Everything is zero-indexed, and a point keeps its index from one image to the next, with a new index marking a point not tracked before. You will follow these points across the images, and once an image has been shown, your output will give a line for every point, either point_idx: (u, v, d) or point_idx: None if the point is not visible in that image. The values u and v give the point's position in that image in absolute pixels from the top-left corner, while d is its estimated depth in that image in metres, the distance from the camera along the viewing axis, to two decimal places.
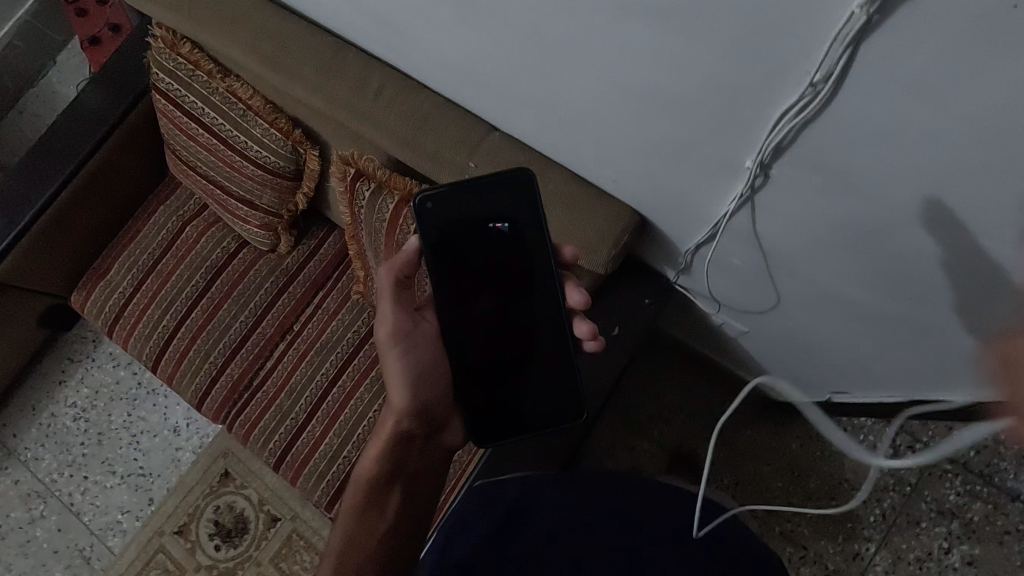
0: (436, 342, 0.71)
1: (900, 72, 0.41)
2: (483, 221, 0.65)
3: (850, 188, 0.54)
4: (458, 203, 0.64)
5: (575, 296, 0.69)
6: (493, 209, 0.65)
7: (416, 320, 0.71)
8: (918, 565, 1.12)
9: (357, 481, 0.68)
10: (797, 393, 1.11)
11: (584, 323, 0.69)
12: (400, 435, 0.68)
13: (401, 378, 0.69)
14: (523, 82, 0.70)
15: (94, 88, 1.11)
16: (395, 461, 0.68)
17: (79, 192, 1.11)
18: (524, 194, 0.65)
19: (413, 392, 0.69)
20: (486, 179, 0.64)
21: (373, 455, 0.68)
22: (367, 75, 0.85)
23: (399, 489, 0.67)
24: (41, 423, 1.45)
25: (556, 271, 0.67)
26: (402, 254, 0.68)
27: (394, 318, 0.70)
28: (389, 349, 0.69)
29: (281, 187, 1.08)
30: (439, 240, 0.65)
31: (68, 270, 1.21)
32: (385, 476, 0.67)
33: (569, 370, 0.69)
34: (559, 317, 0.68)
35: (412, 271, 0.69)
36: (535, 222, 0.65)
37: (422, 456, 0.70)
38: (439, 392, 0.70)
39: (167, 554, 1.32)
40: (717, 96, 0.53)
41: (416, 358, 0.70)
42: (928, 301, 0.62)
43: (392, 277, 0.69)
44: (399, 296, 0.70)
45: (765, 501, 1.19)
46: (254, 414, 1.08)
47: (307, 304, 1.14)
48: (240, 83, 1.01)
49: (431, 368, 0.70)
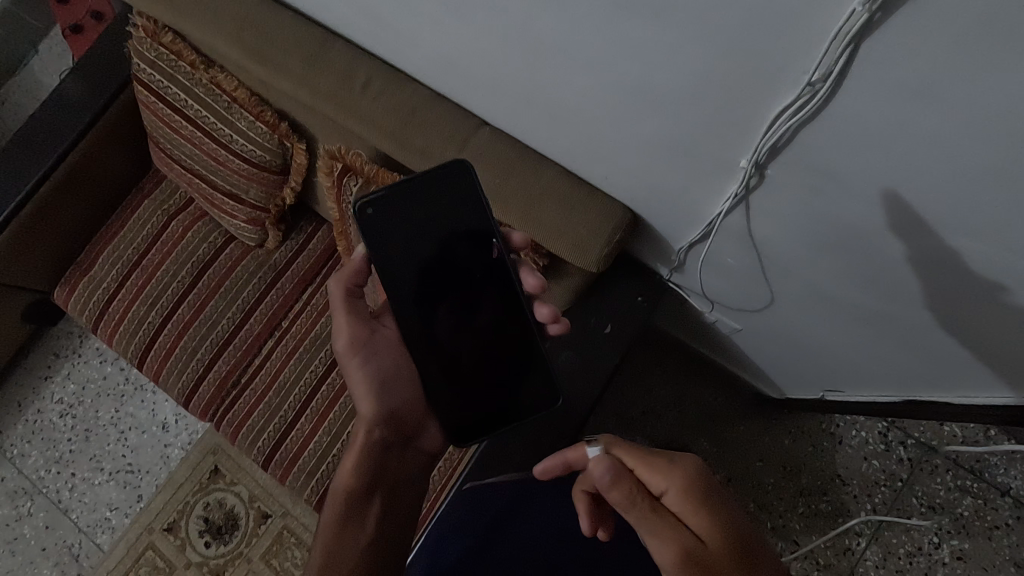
0: (398, 348, 0.70)
1: (903, 73, 0.40)
2: (429, 221, 0.65)
3: (847, 188, 0.53)
4: (400, 207, 0.65)
5: (530, 278, 0.70)
6: (443, 207, 0.65)
7: (374, 328, 0.70)
8: (908, 559, 1.11)
9: (334, 498, 0.66)
10: (789, 389, 1.10)
11: (545, 307, 0.69)
12: (374, 444, 0.67)
13: (367, 386, 0.67)
14: (513, 76, 0.68)
15: (75, 79, 1.08)
16: (370, 472, 0.66)
17: (60, 186, 1.09)
18: (467, 187, 0.65)
19: (380, 399, 0.67)
20: (428, 177, 0.64)
21: (348, 470, 0.66)
22: (352, 67, 0.82)
23: (379, 499, 0.66)
24: (27, 419, 1.43)
25: (507, 260, 0.66)
26: (351, 263, 0.68)
27: (351, 328, 0.68)
28: (350, 360, 0.68)
29: (267, 182, 1.05)
30: (391, 243, 0.65)
31: (52, 265, 1.18)
32: (363, 487, 0.65)
33: (540, 357, 0.68)
34: (524, 309, 0.67)
35: (362, 279, 0.69)
36: (480, 215, 0.65)
37: (399, 463, 0.69)
38: (407, 397, 0.69)
39: (156, 552, 1.30)
40: (713, 94, 0.52)
41: (380, 364, 0.69)
42: (923, 301, 0.61)
43: (343, 287, 0.69)
44: (351, 306, 0.69)
45: (757, 496, 1.19)
46: (242, 412, 1.07)
47: (294, 301, 1.12)
48: (223, 74, 0.99)
49: (396, 374, 0.69)
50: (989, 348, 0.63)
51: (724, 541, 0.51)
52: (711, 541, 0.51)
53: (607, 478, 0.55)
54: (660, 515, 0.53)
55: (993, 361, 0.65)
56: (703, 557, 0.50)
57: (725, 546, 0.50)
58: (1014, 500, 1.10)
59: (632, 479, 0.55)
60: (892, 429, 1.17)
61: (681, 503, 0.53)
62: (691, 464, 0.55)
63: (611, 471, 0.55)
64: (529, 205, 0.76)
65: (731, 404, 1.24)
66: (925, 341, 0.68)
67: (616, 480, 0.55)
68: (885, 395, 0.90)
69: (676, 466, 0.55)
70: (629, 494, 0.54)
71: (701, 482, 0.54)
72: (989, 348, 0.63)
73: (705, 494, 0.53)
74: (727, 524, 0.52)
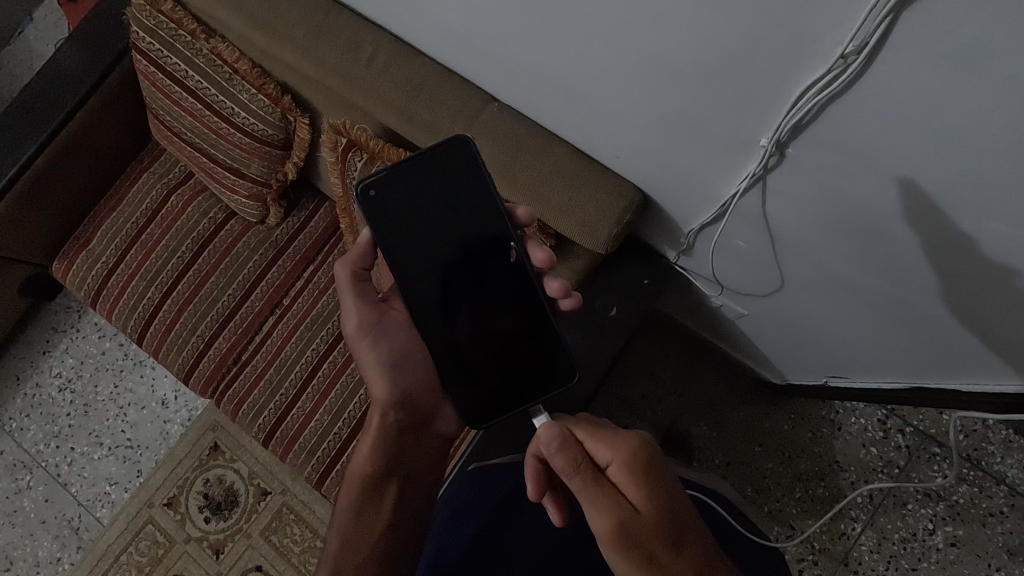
0: (409, 330, 0.70)
1: (942, 45, 0.38)
2: (435, 199, 0.64)
3: (871, 168, 0.51)
4: (404, 187, 0.64)
5: (538, 253, 0.68)
6: (445, 185, 0.64)
7: (383, 310, 0.70)
8: (902, 545, 1.12)
9: (351, 482, 0.66)
10: (791, 375, 1.10)
11: (555, 282, 0.68)
12: (388, 428, 0.66)
13: (380, 368, 0.67)
14: (526, 49, 0.66)
15: (72, 46, 1.06)
16: (386, 455, 0.66)
17: (57, 156, 1.07)
18: (468, 162, 0.64)
19: (394, 381, 0.67)
20: (428, 155, 0.63)
21: (364, 455, 0.65)
22: (359, 38, 0.80)
23: (395, 484, 0.65)
24: (26, 393, 1.42)
25: (515, 235, 0.64)
26: (357, 247, 0.68)
27: (360, 311, 0.68)
28: (361, 343, 0.67)
29: (269, 157, 1.04)
30: (396, 222, 0.64)
31: (49, 237, 1.16)
32: (380, 472, 0.65)
33: (553, 334, 0.65)
34: (534, 285, 0.65)
35: (368, 263, 0.69)
36: (487, 193, 0.64)
37: (415, 446, 0.68)
38: (420, 379, 0.69)
39: (156, 526, 1.30)
40: (738, 67, 0.50)
41: (391, 346, 0.68)
42: (935, 287, 0.60)
43: (350, 271, 0.68)
44: (359, 289, 0.69)
45: (755, 481, 1.19)
46: (243, 388, 1.06)
47: (295, 279, 1.11)
48: (225, 44, 0.96)
49: (408, 357, 0.69)
50: (998, 336, 0.62)
51: (658, 516, 0.51)
52: (646, 513, 0.51)
53: (553, 444, 0.55)
54: (600, 484, 0.52)
55: (1002, 350, 0.65)
56: (636, 529, 0.50)
57: (658, 521, 0.51)
58: (1010, 488, 1.11)
59: (579, 449, 0.55)
60: (891, 416, 1.18)
61: (622, 476, 0.53)
62: (636, 437, 0.55)
63: (559, 438, 0.55)
64: (538, 183, 0.75)
65: (733, 390, 1.24)
66: (932, 328, 0.68)
67: (563, 447, 0.54)
68: (890, 382, 0.89)
69: (622, 438, 0.55)
70: (574, 461, 0.54)
71: (645, 455, 0.54)
72: (999, 336, 0.62)
73: (646, 468, 0.53)
74: (663, 500, 0.52)
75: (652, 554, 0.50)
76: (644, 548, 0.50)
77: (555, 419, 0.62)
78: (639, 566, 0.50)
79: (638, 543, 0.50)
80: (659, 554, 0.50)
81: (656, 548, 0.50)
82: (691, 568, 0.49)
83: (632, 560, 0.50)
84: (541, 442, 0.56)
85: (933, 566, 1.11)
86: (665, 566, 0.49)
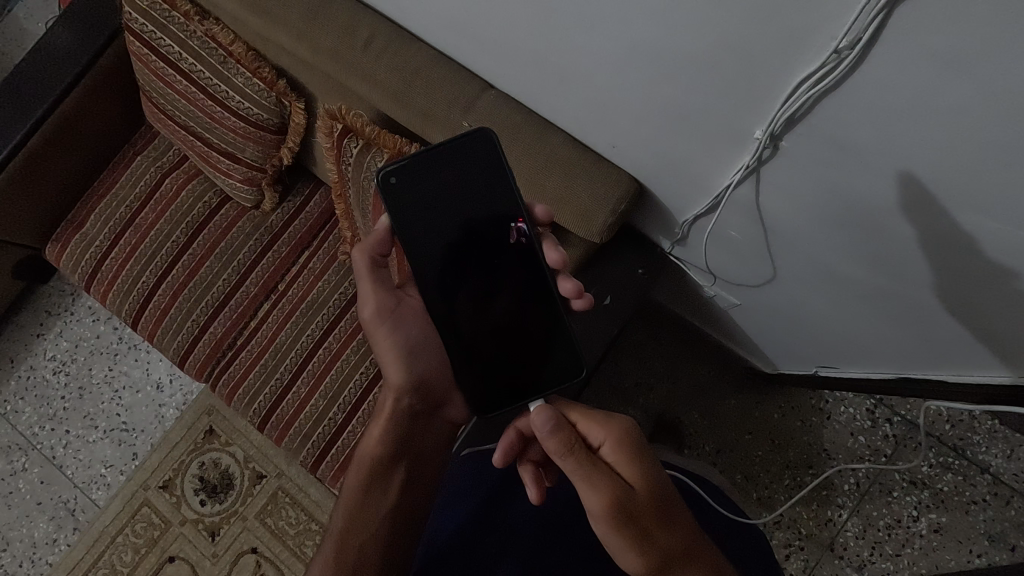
0: (424, 317, 0.70)
1: (936, 42, 0.39)
2: (447, 187, 0.64)
3: (862, 163, 0.52)
4: (422, 177, 0.64)
5: (551, 253, 0.67)
6: (460, 174, 0.64)
7: (400, 296, 0.69)
8: (887, 531, 1.15)
9: (360, 463, 0.68)
10: (783, 364, 1.11)
11: (568, 282, 0.67)
12: (401, 412, 0.67)
13: (395, 353, 0.67)
14: (524, 37, 0.66)
15: (64, 25, 1.04)
16: (398, 439, 0.67)
17: (49, 139, 1.05)
18: (487, 151, 0.64)
19: (409, 367, 0.67)
20: (447, 144, 0.64)
21: (376, 437, 0.67)
22: (357, 24, 0.79)
23: (403, 467, 0.67)
24: (20, 375, 1.42)
25: (531, 230, 0.65)
26: (375, 234, 0.66)
27: (377, 296, 0.68)
28: (378, 329, 0.67)
29: (265, 141, 1.03)
30: (409, 211, 0.64)
31: (41, 221, 1.15)
32: (390, 455, 0.67)
33: (562, 326, 0.66)
34: (545, 279, 0.65)
35: (387, 249, 0.68)
36: (504, 182, 0.64)
37: (425, 431, 0.69)
38: (435, 366, 0.69)
39: (152, 508, 1.31)
40: (736, 59, 0.50)
41: (407, 333, 0.68)
42: (919, 280, 0.62)
43: (367, 257, 0.67)
44: (377, 275, 0.68)
45: (745, 468, 1.21)
46: (239, 373, 1.06)
47: (291, 264, 1.11)
48: (219, 26, 0.96)
49: (424, 344, 0.69)
50: (985, 330, 0.64)
51: (653, 491, 0.52)
52: (639, 489, 0.52)
53: (546, 427, 0.55)
54: (595, 463, 0.53)
55: (992, 344, 0.65)
56: (631, 504, 0.51)
57: (652, 495, 0.52)
58: (992, 477, 1.14)
59: (573, 430, 0.56)
60: (880, 406, 1.19)
61: (616, 455, 0.54)
62: (627, 418, 0.56)
63: (553, 420, 0.55)
64: (535, 171, 0.75)
65: (724, 378, 1.25)
66: (922, 320, 0.68)
67: (557, 429, 0.55)
68: (877, 372, 0.90)
69: (613, 419, 0.57)
70: (569, 442, 0.54)
71: (636, 437, 0.55)
72: (987, 329, 0.63)
73: (639, 447, 0.54)
74: (656, 476, 0.53)
75: (647, 529, 0.51)
76: (638, 523, 0.51)
77: (549, 403, 0.62)
78: (631, 540, 0.50)
79: (634, 518, 0.51)
80: (653, 529, 0.51)
81: (650, 524, 0.51)
82: (682, 543, 0.51)
83: (626, 534, 0.51)
84: (534, 425, 0.56)
85: (916, 551, 1.13)
86: (658, 541, 0.51)
